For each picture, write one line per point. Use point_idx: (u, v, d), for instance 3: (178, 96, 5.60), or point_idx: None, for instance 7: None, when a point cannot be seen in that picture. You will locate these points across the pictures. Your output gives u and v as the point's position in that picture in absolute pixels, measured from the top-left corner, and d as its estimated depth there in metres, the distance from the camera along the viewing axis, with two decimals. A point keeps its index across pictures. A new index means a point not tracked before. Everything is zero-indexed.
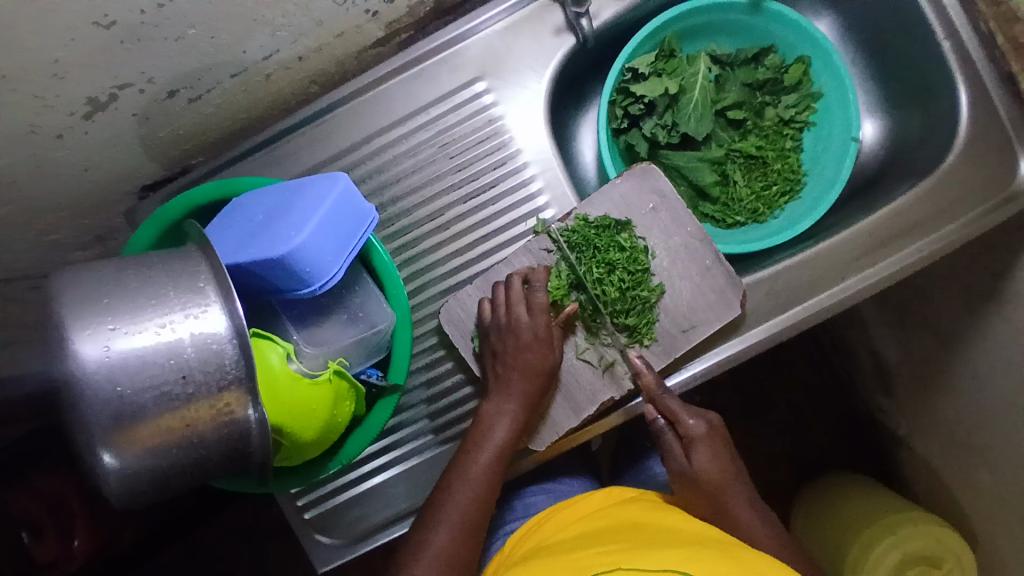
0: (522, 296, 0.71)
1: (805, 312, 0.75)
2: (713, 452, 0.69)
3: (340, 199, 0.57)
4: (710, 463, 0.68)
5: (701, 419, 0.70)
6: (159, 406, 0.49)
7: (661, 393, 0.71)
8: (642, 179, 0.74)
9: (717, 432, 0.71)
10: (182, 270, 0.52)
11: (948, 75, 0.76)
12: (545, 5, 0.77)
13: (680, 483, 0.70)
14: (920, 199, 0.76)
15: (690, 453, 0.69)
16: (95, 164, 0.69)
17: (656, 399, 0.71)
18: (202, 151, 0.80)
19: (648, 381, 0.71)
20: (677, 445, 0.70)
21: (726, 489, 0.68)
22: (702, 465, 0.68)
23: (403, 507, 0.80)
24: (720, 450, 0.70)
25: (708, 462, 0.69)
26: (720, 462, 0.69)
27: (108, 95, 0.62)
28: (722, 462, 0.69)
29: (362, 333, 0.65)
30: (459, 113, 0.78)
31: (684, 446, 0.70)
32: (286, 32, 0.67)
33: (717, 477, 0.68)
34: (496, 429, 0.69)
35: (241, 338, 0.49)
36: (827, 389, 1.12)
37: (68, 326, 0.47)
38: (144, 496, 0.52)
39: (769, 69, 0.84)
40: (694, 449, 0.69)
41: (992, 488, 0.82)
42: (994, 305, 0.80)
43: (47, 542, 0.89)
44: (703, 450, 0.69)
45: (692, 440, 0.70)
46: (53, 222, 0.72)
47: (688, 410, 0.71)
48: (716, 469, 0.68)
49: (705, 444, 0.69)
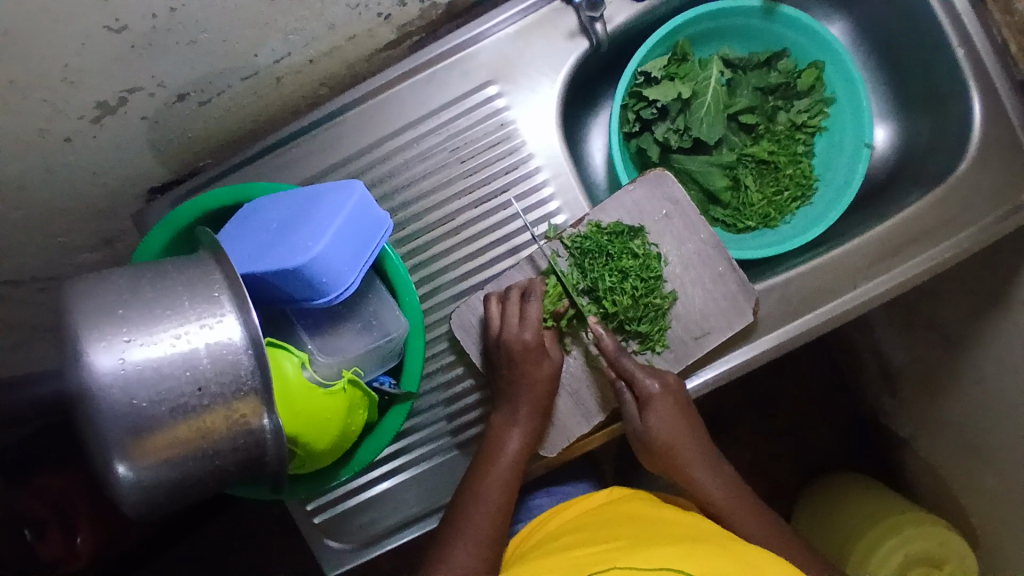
0: (522, 308, 0.71)
1: (816, 319, 0.75)
2: (671, 411, 0.70)
3: (357, 207, 0.57)
4: (664, 419, 0.69)
5: (657, 379, 0.70)
6: (175, 417, 0.49)
7: (620, 355, 0.71)
8: (655, 185, 0.74)
9: (672, 392, 0.71)
10: (197, 279, 0.51)
11: (961, 83, 0.76)
12: (558, 9, 0.76)
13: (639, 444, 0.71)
14: (932, 206, 0.75)
15: (645, 413, 0.70)
16: (104, 167, 0.69)
17: (615, 362, 0.70)
18: (211, 154, 0.80)
19: (608, 347, 0.70)
20: (635, 406, 0.71)
21: (680, 447, 0.70)
22: (656, 425, 0.69)
23: (413, 511, 0.80)
24: (674, 408, 0.70)
25: (659, 419, 0.69)
26: (674, 422, 0.70)
27: (119, 100, 0.61)
28: (676, 421, 0.70)
29: (375, 341, 0.65)
30: (470, 117, 0.78)
31: (640, 407, 0.70)
32: (298, 36, 0.67)
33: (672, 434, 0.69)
34: (508, 443, 0.71)
35: (256, 348, 0.49)
36: (833, 393, 1.12)
37: (83, 338, 0.47)
38: (158, 505, 0.52)
39: (781, 73, 0.83)
40: (651, 409, 0.69)
41: (996, 494, 0.83)
42: (1002, 312, 0.80)
43: (52, 542, 0.90)
44: (660, 409, 0.69)
45: (647, 400, 0.70)
46: (62, 225, 0.71)
47: (644, 370, 0.71)
48: (671, 430, 0.70)
49: (663, 404, 0.70)
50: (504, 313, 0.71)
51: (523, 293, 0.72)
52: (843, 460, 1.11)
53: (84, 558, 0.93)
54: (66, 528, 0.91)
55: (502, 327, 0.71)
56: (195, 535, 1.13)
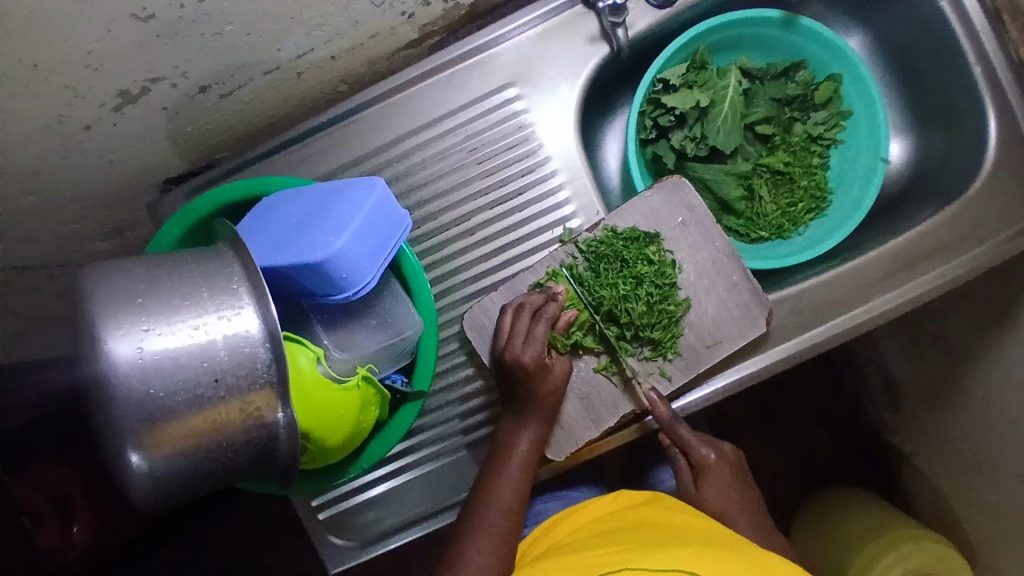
0: (525, 328, 0.70)
1: (828, 331, 0.75)
2: (721, 480, 0.73)
3: (379, 203, 0.56)
4: (719, 490, 0.72)
5: (713, 449, 0.74)
6: (190, 408, 0.48)
7: (674, 423, 0.73)
8: (672, 191, 0.74)
9: (727, 461, 0.74)
10: (216, 270, 0.51)
11: (978, 101, 0.76)
12: (579, 13, 0.77)
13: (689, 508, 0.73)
14: (945, 222, 0.76)
15: (699, 479, 0.73)
16: (121, 157, 0.69)
17: (670, 429, 0.73)
18: (227, 147, 0.80)
19: (661, 412, 0.72)
20: (689, 472, 0.74)
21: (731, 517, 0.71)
22: (711, 493, 0.72)
23: (418, 511, 0.79)
24: (728, 479, 0.73)
25: (714, 489, 0.72)
26: (728, 492, 0.72)
27: (141, 89, 0.61)
28: (729, 491, 0.72)
29: (390, 339, 0.65)
30: (489, 118, 0.78)
31: (695, 475, 0.73)
32: (322, 32, 0.67)
33: (723, 503, 0.71)
34: (518, 442, 0.71)
35: (274, 341, 0.49)
36: (838, 407, 1.12)
37: (101, 325, 0.47)
38: (169, 497, 0.51)
39: (799, 84, 0.84)
40: (706, 477, 0.73)
41: (999, 513, 0.82)
42: (1007, 329, 0.80)
43: (47, 530, 0.90)
44: (713, 479, 0.73)
45: (703, 468, 0.73)
46: (74, 213, 0.71)
47: (702, 441, 0.74)
48: (725, 499, 0.71)
49: (720, 474, 0.73)
50: (512, 330, 0.71)
51: (532, 313, 0.71)
52: (845, 473, 1.11)
53: (79, 548, 0.93)
54: (61, 519, 0.91)
55: (507, 342, 0.71)
56: (188, 529, 1.11)
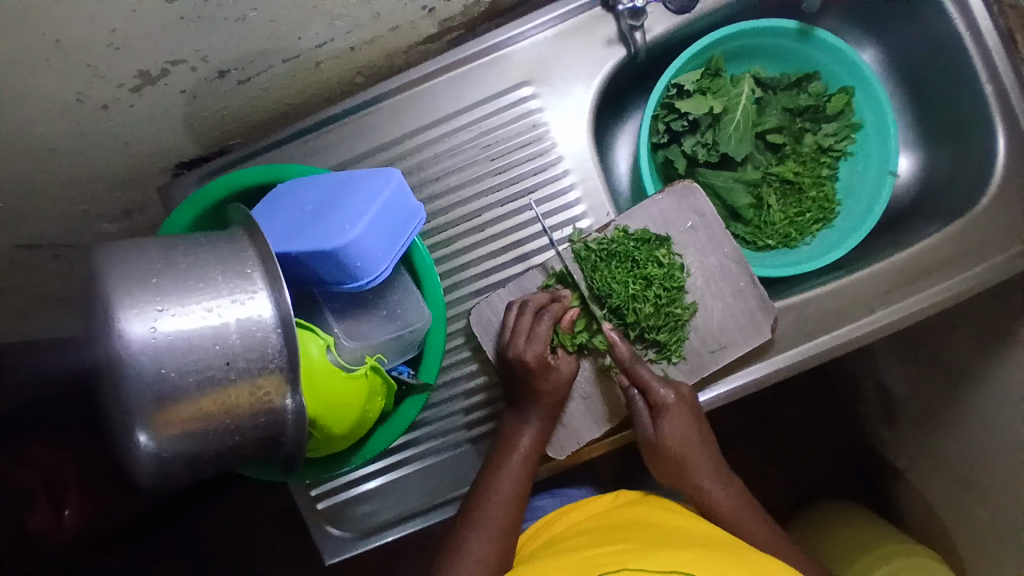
0: (528, 325, 0.71)
1: (832, 341, 0.76)
2: (682, 419, 0.70)
3: (394, 194, 0.57)
4: (678, 429, 0.70)
5: (672, 389, 0.71)
6: (200, 389, 0.48)
7: (633, 363, 0.71)
8: (682, 196, 0.74)
9: (687, 401, 0.71)
10: (230, 254, 0.52)
11: (987, 119, 0.77)
12: (598, 15, 0.77)
13: (647, 449, 0.71)
14: (950, 238, 0.76)
15: (659, 421, 0.70)
16: (136, 138, 0.69)
17: (628, 369, 0.71)
18: (242, 133, 0.80)
19: (620, 352, 0.70)
20: (647, 413, 0.71)
21: (691, 456, 0.70)
22: (669, 433, 0.70)
23: (417, 504, 0.80)
24: (687, 418, 0.71)
25: (674, 429, 0.70)
26: (685, 431, 0.70)
27: (160, 71, 0.61)
28: (687, 430, 0.70)
29: (397, 331, 0.66)
30: (503, 116, 0.78)
31: (654, 415, 0.70)
32: (343, 23, 0.67)
33: (682, 443, 0.70)
34: (521, 438, 0.71)
35: (285, 327, 0.49)
36: (836, 418, 1.12)
37: (115, 303, 0.47)
38: (174, 479, 0.51)
39: (811, 96, 0.84)
40: (665, 417, 0.70)
41: (991, 529, 0.83)
42: (1006, 347, 0.80)
43: (39, 513, 0.90)
44: (672, 419, 0.70)
45: (662, 409, 0.70)
46: (86, 192, 0.71)
47: (659, 379, 0.71)
48: (685, 439, 0.70)
49: (679, 413, 0.70)
50: (515, 328, 0.71)
51: (536, 311, 0.71)
52: (839, 485, 1.11)
53: (69, 531, 0.93)
54: (53, 500, 0.91)
55: (511, 339, 0.71)
56: (181, 516, 1.11)
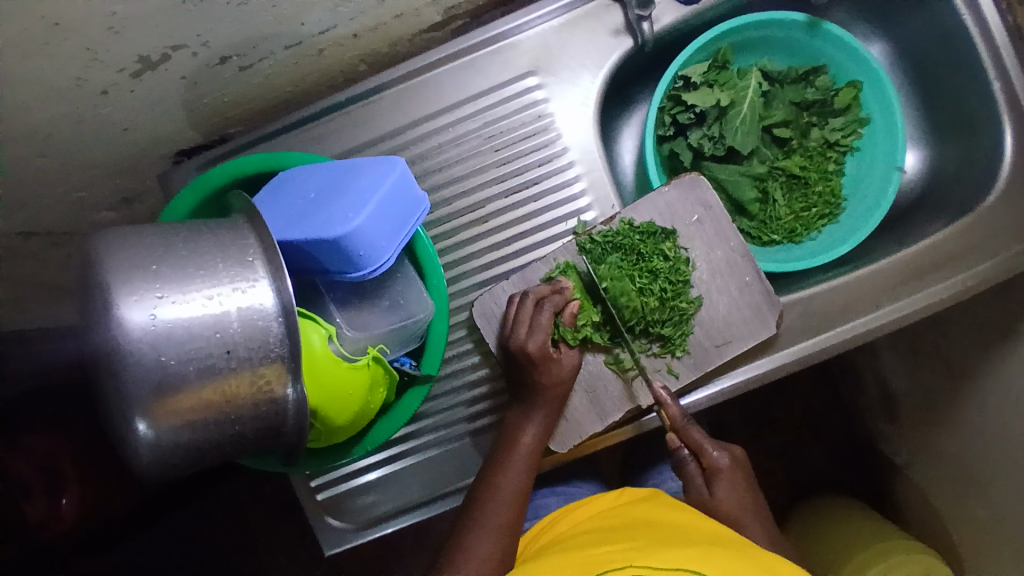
0: (528, 315, 0.70)
1: (836, 337, 0.75)
2: (734, 484, 0.71)
3: (398, 183, 0.56)
4: (731, 493, 0.71)
5: (725, 453, 0.73)
6: (200, 378, 0.48)
7: (685, 424, 0.72)
8: (689, 189, 0.73)
9: (738, 465, 0.73)
10: (231, 242, 0.51)
11: (996, 116, 0.76)
12: (605, 5, 0.76)
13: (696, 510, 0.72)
14: (955, 235, 0.76)
15: (711, 483, 0.72)
16: (135, 125, 0.68)
17: (680, 429, 0.72)
18: (243, 121, 0.79)
19: (671, 413, 0.72)
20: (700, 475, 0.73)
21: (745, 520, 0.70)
22: (722, 497, 0.71)
23: (417, 496, 0.79)
24: (741, 485, 0.72)
25: (727, 493, 0.71)
26: (739, 496, 0.71)
27: (161, 56, 0.60)
28: (740, 496, 0.71)
29: (400, 321, 0.65)
30: (508, 106, 0.77)
31: (706, 477, 0.72)
32: (346, 9, 0.66)
33: (735, 508, 0.70)
34: (524, 433, 0.71)
35: (287, 315, 0.48)
36: (836, 414, 1.12)
37: (114, 290, 0.46)
38: (174, 470, 0.51)
39: (818, 90, 0.83)
40: (717, 479, 0.71)
41: (990, 528, 0.83)
42: (1009, 345, 0.79)
43: (36, 501, 0.89)
44: (724, 482, 0.71)
45: (715, 471, 0.72)
46: (84, 179, 0.70)
47: (713, 443, 0.73)
48: (737, 504, 0.70)
49: (731, 477, 0.72)
50: (516, 318, 0.71)
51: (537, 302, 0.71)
52: (838, 481, 1.11)
53: (68, 520, 0.93)
54: (52, 491, 0.91)
55: (513, 330, 0.71)
56: (179, 506, 1.11)
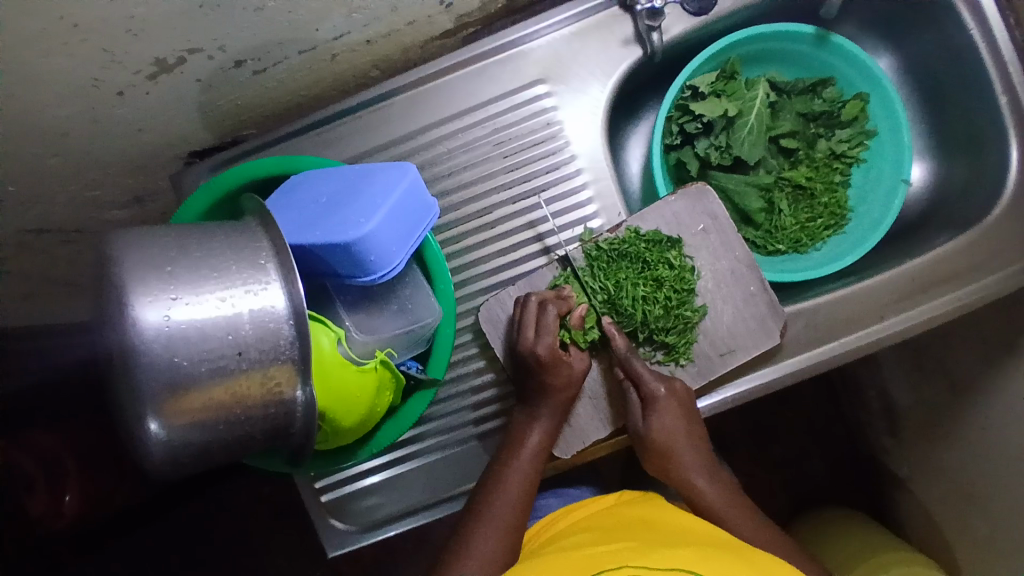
0: (535, 318, 0.70)
1: (840, 347, 0.75)
2: (672, 414, 0.70)
3: (409, 189, 0.57)
4: (666, 424, 0.70)
5: (664, 383, 0.71)
6: (211, 378, 0.48)
7: (630, 356, 0.71)
8: (696, 199, 0.74)
9: (679, 397, 0.71)
10: (244, 244, 0.52)
11: (1002, 131, 0.77)
12: (616, 15, 0.77)
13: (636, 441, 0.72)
14: (960, 248, 0.76)
15: (650, 414, 0.70)
16: (150, 126, 0.69)
17: (624, 361, 0.71)
18: (255, 124, 0.80)
19: (616, 344, 0.71)
20: (639, 404, 0.71)
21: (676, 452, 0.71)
22: (657, 425, 0.70)
23: (421, 499, 0.80)
24: (679, 415, 0.71)
25: (664, 424, 0.70)
26: (675, 425, 0.70)
27: (177, 59, 0.61)
28: (676, 425, 0.70)
29: (407, 326, 0.66)
30: (518, 113, 0.78)
31: (645, 407, 0.71)
32: (361, 16, 0.67)
33: (669, 439, 0.70)
34: (530, 436, 0.71)
35: (298, 319, 0.49)
36: (838, 425, 1.12)
37: (129, 290, 0.47)
38: (183, 468, 0.51)
39: (826, 101, 0.84)
40: (656, 411, 0.70)
41: (990, 540, 0.83)
42: (1012, 359, 0.80)
43: (38, 498, 0.92)
44: (664, 413, 0.70)
45: (653, 402, 0.70)
46: (97, 178, 0.71)
47: (654, 373, 0.71)
48: (673, 434, 0.70)
49: (668, 407, 0.70)
50: (523, 322, 0.71)
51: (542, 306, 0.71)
52: (839, 492, 1.11)
53: (67, 517, 0.96)
54: (53, 486, 0.93)
55: (520, 334, 0.71)
56: (182, 504, 1.11)
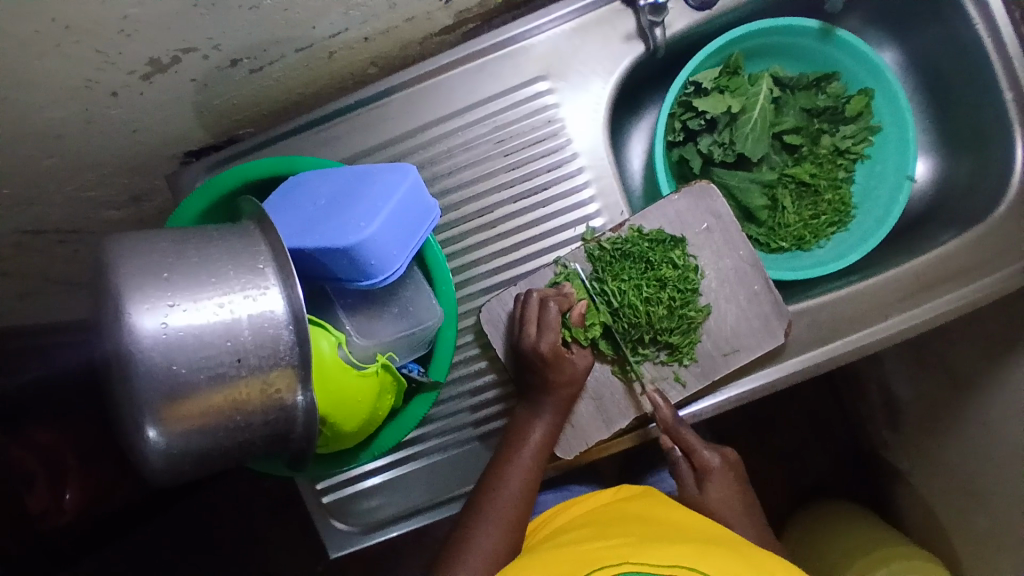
0: (537, 315, 0.70)
1: (845, 346, 0.75)
2: (726, 485, 0.71)
3: (409, 192, 0.56)
4: (721, 492, 0.70)
5: (717, 452, 0.72)
6: (210, 385, 0.48)
7: (678, 426, 0.71)
8: (699, 197, 0.73)
9: (730, 466, 0.73)
10: (242, 249, 0.51)
11: (1007, 127, 0.76)
12: (617, 10, 0.76)
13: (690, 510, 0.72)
14: (964, 246, 0.75)
15: (703, 482, 0.71)
16: (144, 126, 0.68)
17: (673, 432, 0.71)
18: (252, 122, 0.79)
19: (665, 415, 0.71)
20: (690, 475, 0.72)
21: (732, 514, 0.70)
22: (713, 495, 0.71)
23: (422, 500, 0.79)
24: (731, 483, 0.72)
25: (717, 491, 0.71)
26: (731, 495, 0.71)
27: (172, 58, 0.60)
28: (732, 495, 0.70)
29: (409, 329, 0.65)
30: (519, 111, 0.77)
31: (698, 477, 0.71)
32: (358, 12, 0.66)
33: (725, 505, 0.70)
34: (532, 432, 0.71)
35: (297, 324, 0.48)
36: (841, 422, 1.12)
37: (125, 298, 0.46)
38: (182, 475, 0.51)
39: (829, 96, 0.83)
40: (708, 479, 0.71)
41: (992, 537, 0.83)
42: (1016, 356, 0.79)
43: (39, 492, 0.89)
44: (715, 481, 0.71)
45: (707, 471, 0.71)
46: (91, 179, 0.70)
47: (705, 443, 0.72)
48: (728, 504, 0.70)
49: (723, 478, 0.71)
50: (524, 319, 0.70)
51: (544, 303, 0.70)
52: (841, 488, 1.11)
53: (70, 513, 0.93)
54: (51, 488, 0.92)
55: (522, 332, 0.70)
56: (183, 504, 1.11)
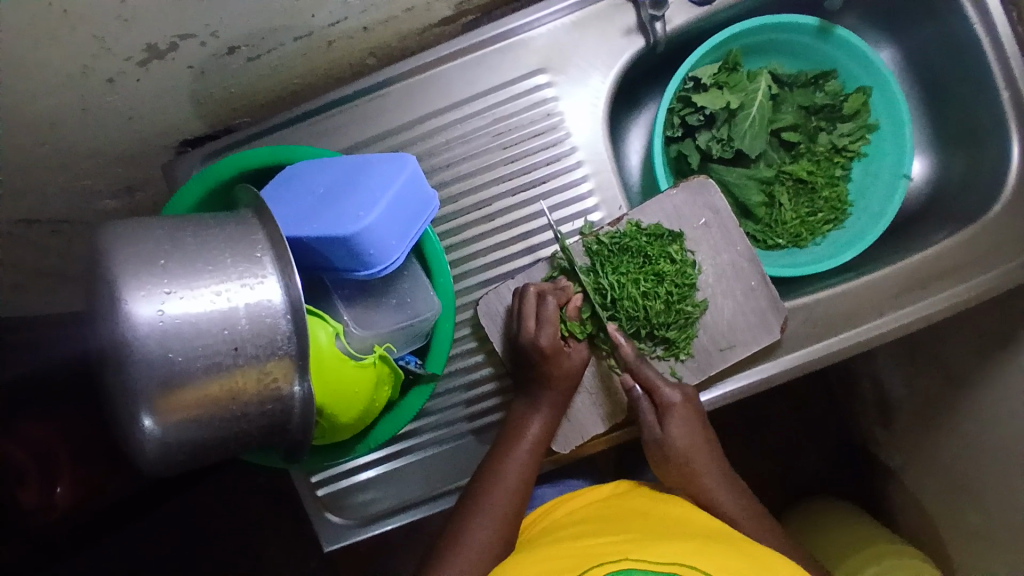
0: (535, 310, 0.70)
1: (840, 342, 0.75)
2: (688, 422, 0.70)
3: (408, 182, 0.56)
4: (686, 432, 0.69)
5: (677, 389, 0.70)
6: (206, 374, 0.47)
7: (639, 363, 0.70)
8: (697, 192, 0.73)
9: (691, 402, 0.71)
10: (239, 237, 0.50)
11: (1003, 124, 0.76)
12: (617, 4, 0.75)
13: (654, 451, 0.70)
14: (960, 243, 0.76)
15: (665, 421, 0.70)
16: (140, 114, 0.67)
17: (634, 368, 0.70)
18: (249, 112, 0.78)
19: (625, 352, 0.70)
20: (653, 413, 0.70)
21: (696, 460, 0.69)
22: (676, 434, 0.69)
23: (418, 493, 0.79)
24: (694, 419, 0.70)
25: (681, 429, 0.69)
26: (692, 431, 0.69)
27: (169, 44, 0.59)
28: (693, 432, 0.69)
29: (406, 321, 0.64)
30: (517, 104, 0.77)
31: (659, 414, 0.70)
32: (358, 2, 0.65)
33: (690, 445, 0.69)
34: (529, 427, 0.71)
35: (295, 314, 0.48)
36: (834, 418, 1.12)
37: (121, 285, 0.45)
38: (177, 465, 0.50)
39: (827, 94, 0.83)
40: (670, 419, 0.69)
41: (984, 532, 0.84)
42: (1008, 353, 0.80)
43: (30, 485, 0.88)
44: (678, 418, 0.69)
45: (667, 409, 0.70)
46: (86, 168, 0.69)
47: (665, 380, 0.71)
48: (693, 446, 0.69)
49: (685, 415, 0.70)
50: (522, 313, 0.71)
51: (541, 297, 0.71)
52: (835, 484, 1.12)
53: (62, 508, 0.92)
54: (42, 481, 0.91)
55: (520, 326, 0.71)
56: (175, 498, 1.10)
